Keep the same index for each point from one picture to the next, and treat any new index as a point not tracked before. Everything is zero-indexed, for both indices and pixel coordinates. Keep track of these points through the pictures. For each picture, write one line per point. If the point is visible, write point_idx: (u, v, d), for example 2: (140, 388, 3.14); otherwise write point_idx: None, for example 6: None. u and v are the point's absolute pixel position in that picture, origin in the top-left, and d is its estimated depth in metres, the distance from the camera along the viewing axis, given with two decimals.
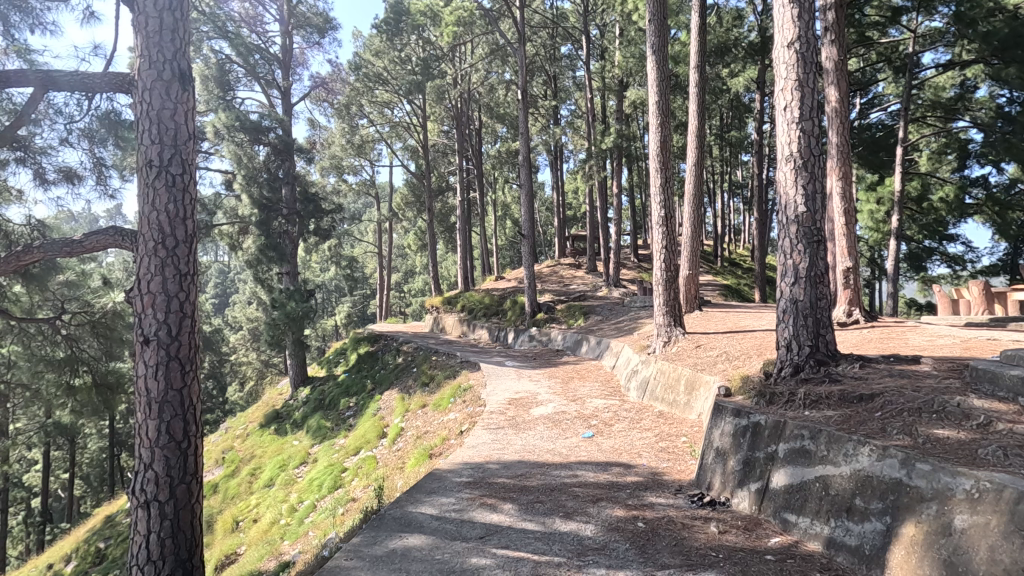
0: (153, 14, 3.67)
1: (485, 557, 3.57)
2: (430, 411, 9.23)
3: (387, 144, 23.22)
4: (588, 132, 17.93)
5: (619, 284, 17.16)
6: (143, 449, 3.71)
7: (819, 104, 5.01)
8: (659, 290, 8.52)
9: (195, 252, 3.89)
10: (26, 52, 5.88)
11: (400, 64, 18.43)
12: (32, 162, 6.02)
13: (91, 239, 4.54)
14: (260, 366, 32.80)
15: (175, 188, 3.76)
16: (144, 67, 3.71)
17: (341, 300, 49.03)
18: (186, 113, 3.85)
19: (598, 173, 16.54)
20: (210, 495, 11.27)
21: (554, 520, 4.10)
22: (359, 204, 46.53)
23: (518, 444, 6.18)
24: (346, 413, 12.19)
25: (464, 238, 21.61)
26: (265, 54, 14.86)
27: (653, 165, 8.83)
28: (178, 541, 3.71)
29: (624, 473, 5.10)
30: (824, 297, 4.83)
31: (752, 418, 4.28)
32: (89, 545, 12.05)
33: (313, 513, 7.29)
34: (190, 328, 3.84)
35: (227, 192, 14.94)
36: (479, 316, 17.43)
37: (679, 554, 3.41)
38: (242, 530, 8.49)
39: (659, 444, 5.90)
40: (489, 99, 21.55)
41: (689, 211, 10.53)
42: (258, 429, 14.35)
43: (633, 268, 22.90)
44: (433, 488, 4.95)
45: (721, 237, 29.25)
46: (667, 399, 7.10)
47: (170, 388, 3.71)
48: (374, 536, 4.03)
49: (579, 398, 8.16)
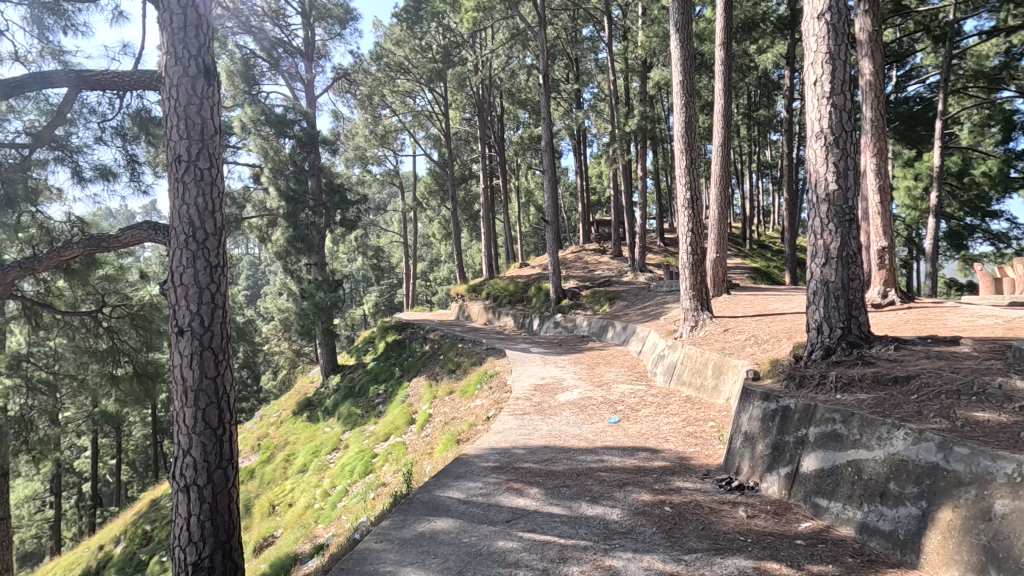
0: (177, 12, 3.72)
1: (511, 541, 3.61)
2: (457, 397, 9.33)
3: (410, 133, 23.26)
4: (611, 114, 17.67)
5: (645, 269, 16.99)
6: (181, 435, 3.84)
7: (852, 77, 4.83)
8: (686, 274, 8.38)
9: (224, 244, 3.99)
10: (59, 53, 6.05)
11: (420, 52, 18.40)
12: (69, 161, 5.89)
13: (126, 234, 4.71)
14: (292, 355, 33.69)
15: (203, 182, 3.84)
16: (170, 64, 3.78)
17: (367, 290, 49.72)
18: (212, 108, 3.91)
19: (621, 157, 16.43)
20: (248, 480, 11.67)
21: (580, 504, 4.11)
22: (384, 195, 46.74)
23: (544, 429, 6.21)
24: (375, 400, 12.36)
25: (488, 225, 21.44)
26: (288, 48, 14.98)
27: (678, 148, 8.68)
28: (217, 524, 3.85)
29: (651, 458, 5.08)
30: (857, 278, 4.68)
31: (781, 402, 4.19)
32: (137, 528, 12.62)
33: (345, 498, 7.50)
34: (222, 318, 3.96)
35: (255, 186, 15.08)
36: (503, 303, 17.50)
37: (707, 538, 3.39)
38: (278, 514, 8.77)
39: (686, 429, 5.85)
40: (511, 85, 21.46)
41: (716, 192, 10.25)
42: (292, 417, 14.70)
43: (659, 253, 22.60)
44: (460, 473, 5.02)
45: (750, 219, 28.59)
46: (695, 383, 7.02)
47: (205, 377, 3.84)
48: (403, 519, 4.11)
49: (605, 383, 8.15)
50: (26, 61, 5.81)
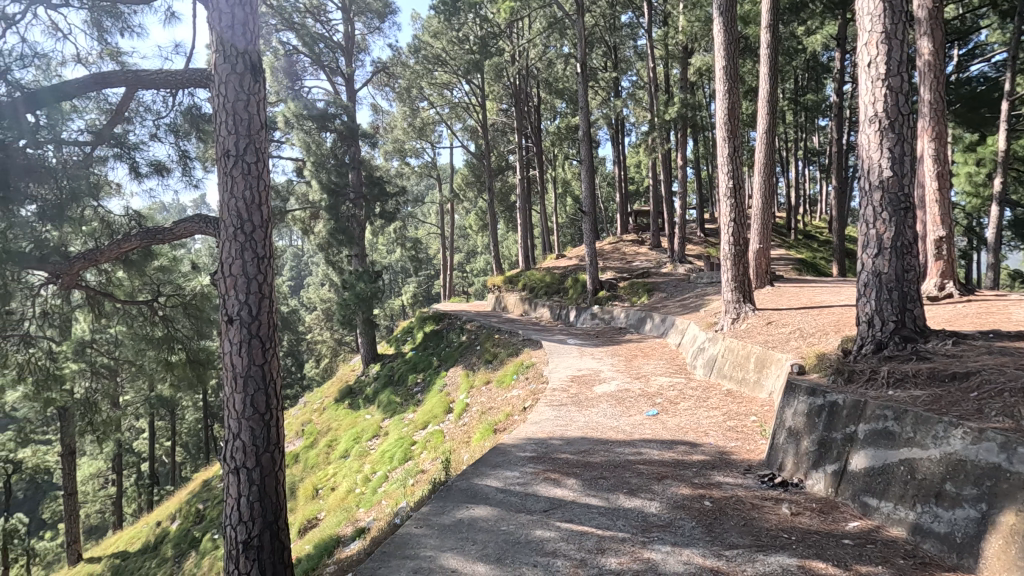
0: (225, 11, 3.85)
1: (549, 530, 3.63)
2: (494, 387, 9.43)
3: (447, 125, 23.42)
4: (651, 102, 17.36)
5: (684, 260, 16.68)
6: (231, 419, 4.01)
7: (909, 57, 4.57)
8: (727, 265, 8.18)
9: (270, 235, 4.13)
10: (117, 54, 6.34)
11: (458, 43, 18.43)
12: (128, 158, 6.02)
13: (179, 227, 5.04)
14: (334, 344, 34.69)
15: (250, 176, 3.97)
16: (219, 62, 3.91)
17: (406, 281, 50.57)
18: (258, 103, 4.03)
19: (661, 145, 16.15)
20: (293, 464, 12.12)
21: (618, 496, 4.10)
22: (422, 186, 47.18)
23: (581, 420, 6.20)
24: (413, 389, 12.60)
25: (524, 216, 21.40)
26: (328, 43, 15.26)
27: (721, 136, 8.42)
28: (265, 504, 4.02)
29: (690, 452, 5.01)
30: (912, 269, 4.46)
31: (828, 397, 4.04)
32: (190, 507, 13.28)
33: (385, 483, 7.70)
34: (269, 307, 4.10)
35: (299, 179, 15.44)
36: (540, 294, 17.52)
37: (749, 534, 3.33)
38: (321, 497, 9.08)
39: (727, 423, 5.74)
40: (548, 75, 21.30)
41: (759, 180, 9.94)
42: (334, 403, 15.14)
43: (700, 244, 22.13)
44: (497, 462, 5.08)
45: (796, 208, 27.63)
46: (736, 377, 6.86)
47: (253, 363, 4.00)
48: (442, 505, 4.20)
49: (643, 376, 8.07)
50: (87, 62, 6.11)
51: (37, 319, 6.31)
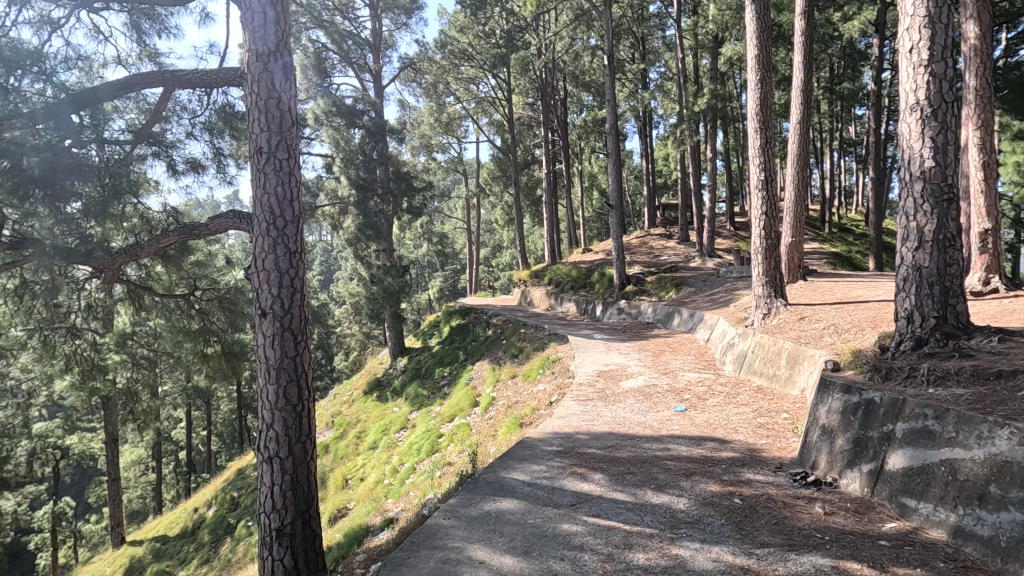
0: (257, 11, 3.93)
1: (576, 525, 3.63)
2: (520, 381, 9.45)
3: (474, 120, 23.47)
4: (679, 94, 17.07)
5: (714, 254, 16.40)
6: (264, 410, 4.12)
7: (954, 42, 4.38)
8: (758, 259, 8.01)
9: (302, 230, 4.21)
10: (155, 56, 6.53)
11: (484, 38, 18.40)
12: (165, 156, 6.20)
13: (214, 223, 5.19)
14: (362, 337, 35.28)
15: (282, 172, 4.06)
16: (251, 60, 3.99)
17: (433, 275, 51.00)
18: (289, 100, 4.10)
19: (690, 138, 15.88)
20: (323, 455, 12.39)
21: (645, 492, 4.08)
22: (448, 181, 47.35)
23: (608, 416, 6.18)
24: (440, 382, 12.73)
25: (550, 210, 21.32)
26: (357, 40, 15.44)
27: (752, 127, 8.22)
28: (297, 493, 4.13)
29: (719, 448, 4.94)
30: (955, 263, 4.29)
31: (865, 395, 3.93)
32: (226, 494, 13.72)
33: (413, 475, 7.81)
34: (301, 301, 4.19)
35: (328, 175, 15.67)
36: (566, 289, 17.47)
37: (780, 533, 3.27)
38: (351, 487, 9.27)
39: (757, 420, 5.64)
40: (574, 68, 21.13)
41: (792, 172, 9.70)
42: (362, 396, 15.41)
43: (729, 237, 21.73)
44: (524, 456, 5.09)
45: (830, 201, 26.85)
46: (767, 373, 6.74)
47: (285, 356, 4.09)
48: (470, 497, 4.24)
49: (671, 371, 7.98)
50: (127, 64, 6.31)
51: (82, 312, 6.58)
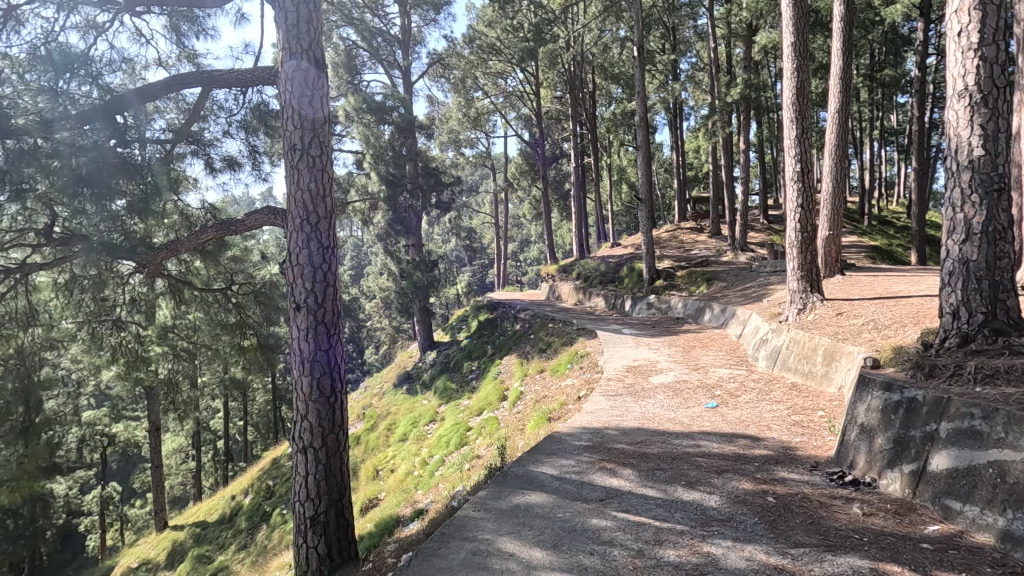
0: (290, 10, 3.99)
1: (606, 519, 3.62)
2: (548, 375, 9.45)
3: (502, 114, 23.45)
4: (711, 84, 16.70)
5: (746, 248, 16.05)
6: (299, 402, 4.23)
7: (1006, 24, 4.17)
8: (794, 253, 7.81)
9: (334, 226, 4.29)
10: (194, 57, 6.72)
11: (512, 31, 18.34)
12: (203, 153, 6.43)
13: (250, 219, 5.34)
14: (392, 331, 35.79)
15: (315, 168, 4.13)
16: (285, 59, 4.08)
17: (461, 270, 51.32)
18: (321, 97, 4.17)
19: (722, 129, 15.53)
20: (355, 446, 12.64)
21: (676, 488, 4.04)
22: (476, 176, 47.47)
23: (638, 411, 6.13)
24: (468, 376, 12.82)
25: (579, 204, 21.18)
26: (386, 37, 15.56)
27: (788, 117, 7.99)
28: (331, 483, 4.22)
29: (752, 446, 4.85)
30: (1006, 256, 4.09)
31: (906, 393, 3.79)
32: (262, 482, 14.14)
33: (442, 467, 7.90)
34: (334, 296, 4.27)
35: (358, 171, 15.87)
36: (594, 283, 17.36)
37: (816, 533, 3.20)
38: (381, 478, 9.44)
39: (792, 418, 5.52)
40: (603, 60, 20.89)
41: (830, 164, 9.41)
42: (392, 388, 15.65)
43: (762, 231, 21.21)
44: (553, 450, 5.09)
45: (869, 192, 25.96)
46: (802, 370, 6.58)
47: (319, 348, 4.18)
48: (499, 490, 4.27)
49: (702, 367, 7.86)
50: (168, 65, 6.51)
51: (127, 305, 6.82)
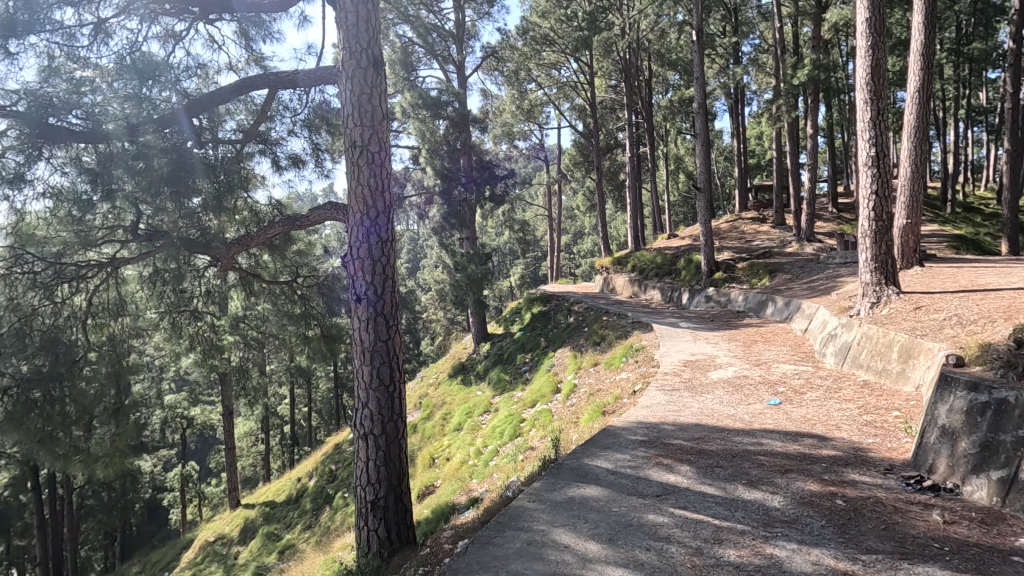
0: (350, 11, 4.11)
1: (663, 516, 3.56)
2: (602, 368, 9.36)
3: (555, 106, 23.24)
4: (776, 66, 15.90)
5: (813, 239, 15.25)
6: (360, 390, 4.40)
7: None
8: (867, 244, 7.35)
9: (393, 220, 4.40)
10: (261, 59, 7.04)
11: (566, 21, 18.13)
12: (270, 153, 6.68)
13: (314, 214, 5.58)
14: (447, 323, 36.48)
15: (374, 164, 4.26)
16: (346, 59, 4.21)
17: (515, 263, 51.58)
18: (379, 94, 4.28)
19: (788, 114, 14.76)
20: (412, 434, 13.02)
21: (736, 487, 3.92)
22: (529, 168, 47.30)
23: (695, 407, 5.98)
24: (522, 368, 12.91)
25: (634, 195, 20.76)
26: (441, 32, 15.76)
27: (862, 98, 7.50)
28: (390, 469, 4.37)
29: (818, 446, 4.62)
30: None
31: (995, 394, 3.51)
32: (325, 466, 14.81)
33: (496, 457, 8.00)
34: (392, 288, 4.40)
35: (414, 165, 16.18)
36: (650, 275, 17.01)
37: (890, 540, 3.03)
38: (438, 466, 9.69)
39: (863, 417, 5.22)
40: (660, 46, 20.29)
41: (909, 147, 8.78)
42: (447, 378, 15.97)
43: (831, 220, 20.09)
44: (607, 444, 5.06)
45: (953, 177, 24.03)
46: (875, 367, 6.21)
47: (378, 339, 4.32)
48: (553, 482, 4.29)
49: (764, 362, 7.57)
50: (238, 69, 6.86)
51: (203, 297, 7.36)
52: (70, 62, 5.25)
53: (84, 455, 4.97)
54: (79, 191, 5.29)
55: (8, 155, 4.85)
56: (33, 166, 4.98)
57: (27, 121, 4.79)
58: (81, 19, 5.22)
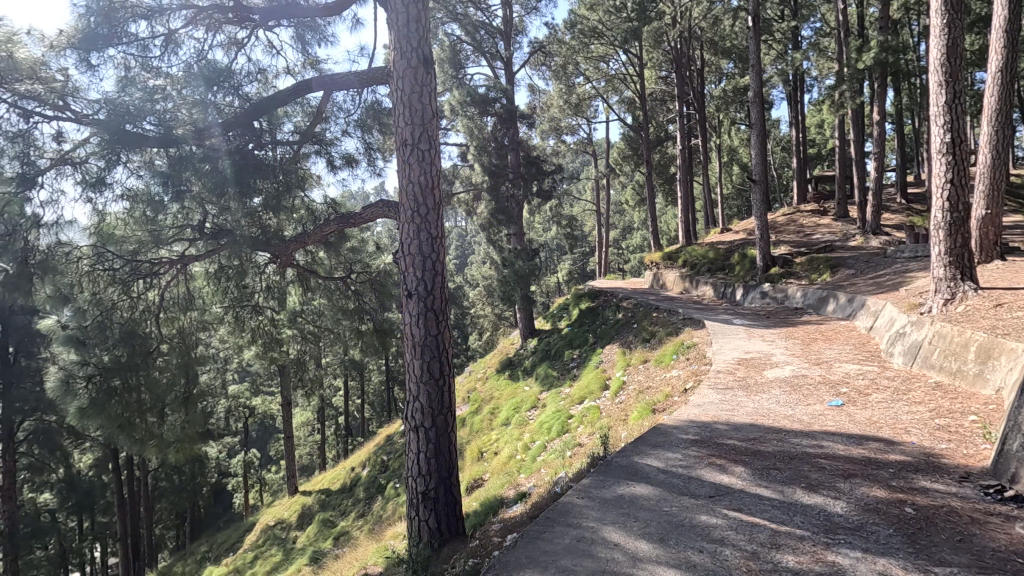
0: (401, 11, 4.19)
1: (716, 517, 3.47)
2: (652, 366, 9.19)
3: (604, 99, 22.91)
4: (839, 49, 15.08)
5: (879, 232, 14.42)
6: (411, 383, 4.50)
7: None
8: (941, 236, 6.88)
9: (442, 216, 4.46)
10: (316, 63, 7.28)
11: (615, 13, 17.83)
12: (325, 153, 6.89)
13: (367, 211, 5.72)
14: (495, 318, 36.78)
15: (424, 161, 4.33)
16: (397, 59, 4.29)
17: (562, 259, 51.38)
18: (429, 92, 4.34)
19: (852, 100, 13.98)
20: (460, 427, 13.22)
21: (795, 490, 3.77)
22: (576, 163, 46.94)
23: (750, 406, 5.78)
24: (570, 364, 12.85)
25: (686, 188, 20.22)
26: (489, 29, 15.82)
27: (935, 81, 7.01)
28: (440, 461, 4.45)
29: (885, 450, 4.38)
30: None
31: None
32: (377, 456, 15.24)
33: (544, 453, 8.01)
34: (442, 283, 4.46)
35: (462, 162, 16.36)
36: (702, 271, 16.55)
37: (966, 553, 2.85)
38: (486, 460, 9.80)
39: (935, 421, 4.91)
40: (713, 34, 19.66)
41: (988, 131, 8.16)
42: (495, 373, 16.10)
43: (900, 212, 18.92)
44: (658, 442, 4.97)
45: None
46: (949, 367, 5.83)
47: (428, 334, 4.40)
48: (602, 479, 4.26)
49: (824, 362, 7.23)
50: (295, 72, 7.11)
51: (263, 292, 7.74)
52: (144, 72, 5.59)
53: (158, 439, 5.32)
54: (152, 193, 5.66)
55: (91, 161, 5.28)
56: (113, 170, 5.39)
57: (107, 128, 5.15)
58: (153, 31, 5.54)
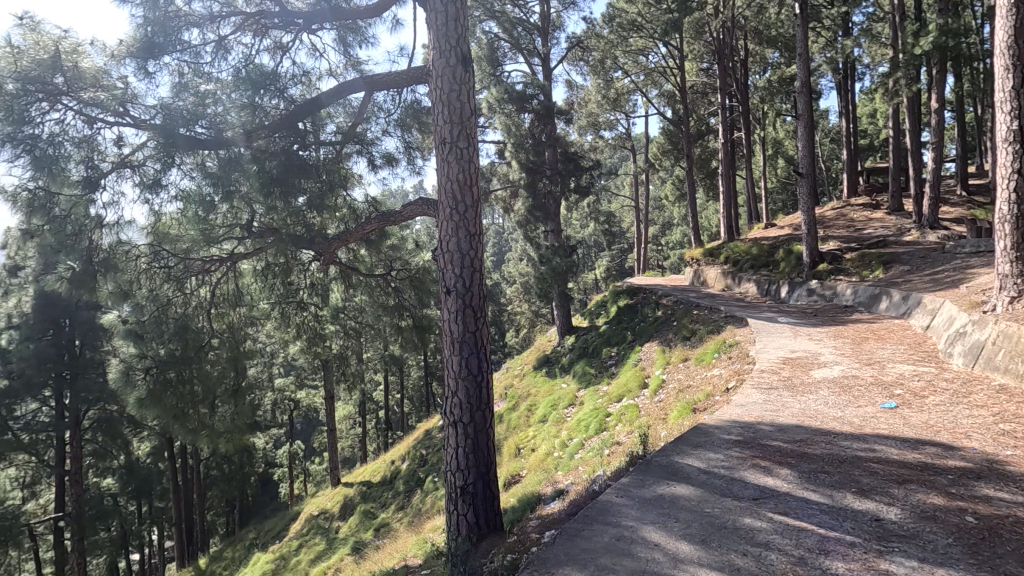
0: (440, 10, 4.23)
1: (760, 520, 3.38)
2: (693, 364, 9.00)
3: (643, 93, 22.53)
4: (894, 35, 14.36)
5: (937, 226, 13.68)
6: (450, 379, 4.56)
7: None
8: (1005, 230, 6.48)
9: (480, 213, 4.49)
10: (357, 64, 7.43)
11: (655, 4, 17.50)
12: (366, 152, 7.04)
13: (406, 210, 5.80)
14: (532, 315, 36.80)
15: (463, 159, 4.37)
16: (435, 58, 4.34)
17: (599, 256, 50.89)
18: (467, 91, 4.38)
19: (908, 87, 13.31)
20: (498, 423, 13.29)
21: (845, 495, 3.63)
22: (615, 158, 46.37)
23: (796, 407, 5.59)
24: (608, 361, 12.71)
25: (728, 183, 19.70)
26: (526, 25, 15.78)
27: (1001, 65, 6.59)
28: (478, 456, 4.49)
29: (943, 455, 4.17)
30: None
31: None
32: (416, 450, 15.50)
33: (582, 451, 7.97)
34: (480, 281, 4.48)
35: (500, 160, 16.41)
36: (745, 267, 16.10)
37: None
38: (523, 456, 9.82)
39: (999, 426, 4.63)
40: (757, 23, 19.05)
41: None
42: (532, 370, 16.11)
43: (960, 205, 17.90)
44: (699, 442, 4.87)
45: None
46: (1014, 369, 5.49)
47: (467, 330, 4.44)
48: (642, 479, 4.20)
49: (876, 362, 6.92)
50: (337, 74, 7.28)
51: (308, 289, 7.98)
52: (196, 78, 5.81)
53: (209, 429, 5.59)
54: (203, 194, 5.79)
55: (148, 163, 5.53)
56: (168, 172, 5.63)
57: (163, 132, 5.40)
58: (205, 38, 5.78)
